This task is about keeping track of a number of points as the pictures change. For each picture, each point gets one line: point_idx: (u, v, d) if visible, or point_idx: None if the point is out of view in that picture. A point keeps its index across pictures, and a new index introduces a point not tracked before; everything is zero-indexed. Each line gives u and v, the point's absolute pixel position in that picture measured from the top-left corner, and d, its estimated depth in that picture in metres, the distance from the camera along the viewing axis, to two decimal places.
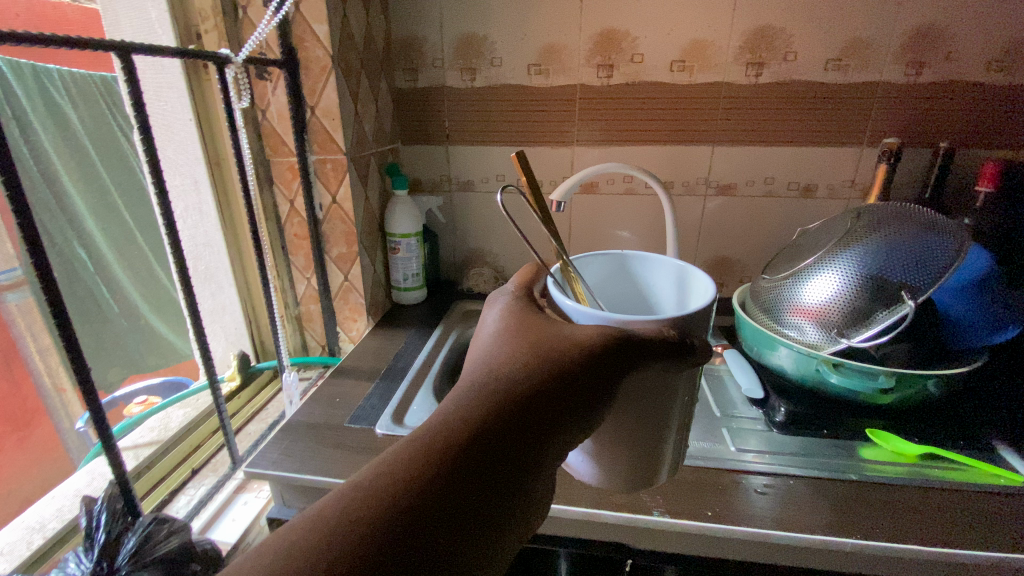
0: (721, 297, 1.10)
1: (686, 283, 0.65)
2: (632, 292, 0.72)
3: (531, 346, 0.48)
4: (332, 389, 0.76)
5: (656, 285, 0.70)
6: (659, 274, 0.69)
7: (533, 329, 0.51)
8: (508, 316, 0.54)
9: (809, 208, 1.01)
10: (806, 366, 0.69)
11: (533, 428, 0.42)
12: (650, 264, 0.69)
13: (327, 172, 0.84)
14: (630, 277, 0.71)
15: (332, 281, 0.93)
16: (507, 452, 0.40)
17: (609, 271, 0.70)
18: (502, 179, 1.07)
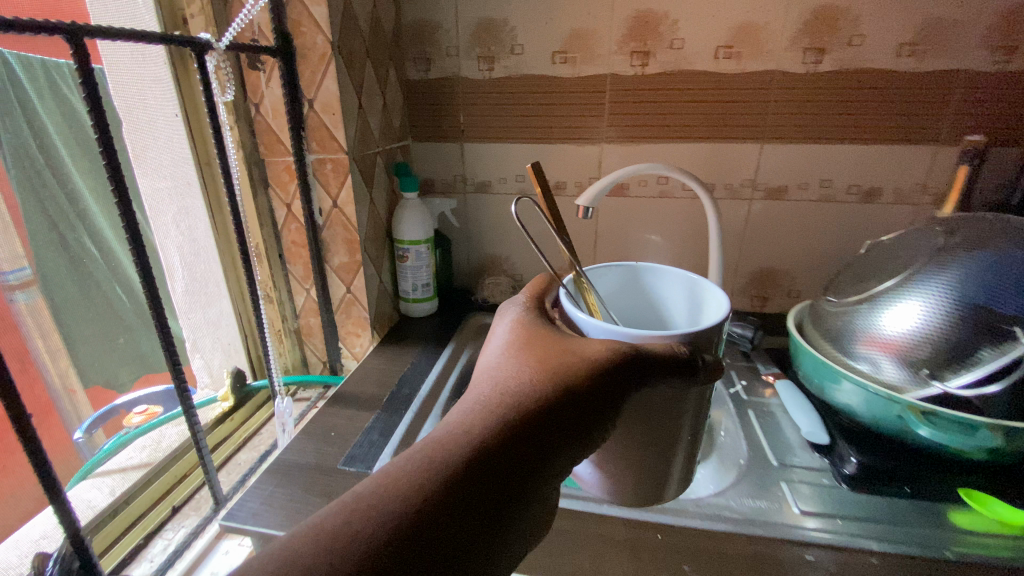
0: (764, 314, 0.98)
1: (698, 299, 0.60)
2: (643, 308, 0.66)
3: (541, 363, 0.47)
4: (327, 420, 0.67)
5: (669, 301, 0.64)
6: (672, 290, 0.63)
7: (542, 344, 0.50)
8: (520, 331, 0.52)
9: (872, 215, 0.89)
10: (885, 411, 0.59)
11: (538, 450, 0.41)
12: (667, 277, 0.63)
13: (327, 173, 0.76)
14: (643, 290, 0.65)
15: (333, 293, 0.84)
16: (510, 476, 0.38)
17: (623, 284, 0.64)
18: (522, 180, 0.97)
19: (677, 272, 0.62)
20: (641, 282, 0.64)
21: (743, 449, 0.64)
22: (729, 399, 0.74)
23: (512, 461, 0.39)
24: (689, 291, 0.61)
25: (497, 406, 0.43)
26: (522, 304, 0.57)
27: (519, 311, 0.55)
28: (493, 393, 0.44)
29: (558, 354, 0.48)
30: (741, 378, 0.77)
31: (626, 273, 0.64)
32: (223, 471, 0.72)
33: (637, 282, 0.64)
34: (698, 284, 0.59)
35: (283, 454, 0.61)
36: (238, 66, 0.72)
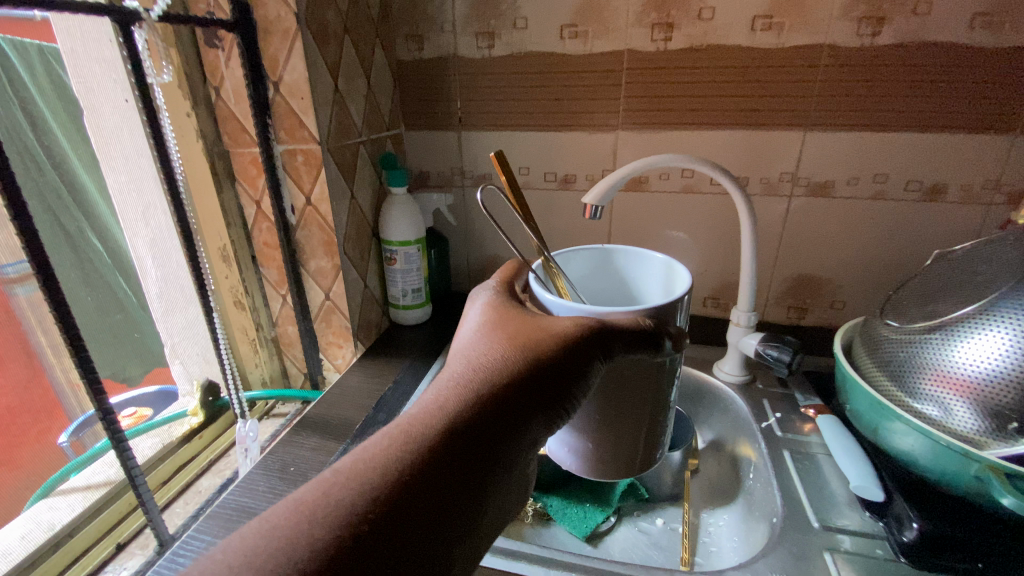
0: (801, 327, 0.86)
1: (669, 283, 0.53)
2: (617, 294, 0.59)
3: (512, 337, 0.44)
4: (289, 450, 0.59)
5: (645, 288, 0.57)
6: (645, 276, 0.56)
7: (513, 320, 0.47)
8: (496, 315, 0.48)
9: (937, 216, 0.75)
10: (958, 467, 0.47)
11: (508, 425, 0.40)
12: (641, 261, 0.56)
13: (298, 166, 0.67)
14: (618, 277, 0.58)
15: (311, 300, 0.76)
16: (481, 452, 0.38)
17: (595, 269, 0.57)
18: (526, 172, 0.86)
19: (651, 254, 0.55)
20: (614, 266, 0.57)
21: (778, 503, 0.54)
22: (759, 434, 0.63)
23: (482, 438, 0.38)
24: (663, 276, 0.54)
25: (467, 385, 0.41)
26: (495, 288, 0.52)
27: (490, 298, 0.51)
28: (464, 371, 0.42)
29: (535, 329, 0.45)
30: (774, 411, 0.66)
31: (596, 256, 0.57)
32: (180, 502, 0.66)
33: (609, 267, 0.57)
34: (669, 268, 0.52)
35: (232, 493, 0.53)
36: (195, 45, 0.64)
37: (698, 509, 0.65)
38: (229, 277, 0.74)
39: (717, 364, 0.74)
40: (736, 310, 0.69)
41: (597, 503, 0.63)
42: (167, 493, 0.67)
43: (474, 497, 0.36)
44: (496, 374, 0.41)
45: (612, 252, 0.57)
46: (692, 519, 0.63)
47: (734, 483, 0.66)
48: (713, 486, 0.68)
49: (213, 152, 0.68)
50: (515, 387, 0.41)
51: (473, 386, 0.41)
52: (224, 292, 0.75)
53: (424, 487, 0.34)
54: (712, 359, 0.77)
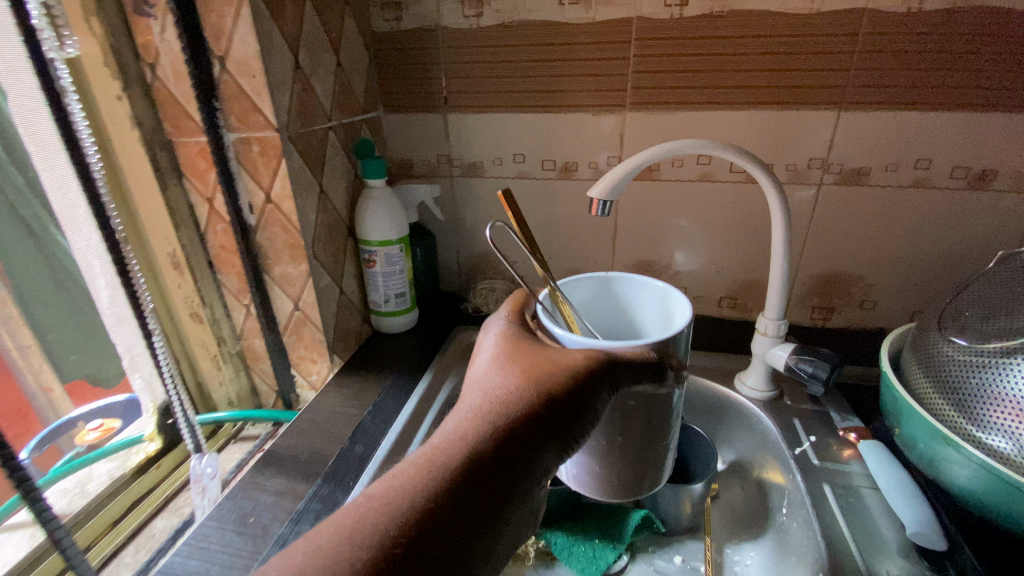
0: (827, 330, 0.77)
1: (672, 318, 0.44)
2: (615, 328, 0.50)
3: (523, 369, 0.39)
4: (248, 493, 0.51)
5: (648, 323, 0.48)
6: (649, 308, 0.48)
7: (523, 348, 0.42)
8: (507, 342, 0.43)
9: (989, 206, 0.66)
10: None
11: (515, 471, 0.36)
12: (644, 290, 0.47)
13: (254, 158, 0.58)
14: (618, 308, 0.50)
15: (279, 310, 0.67)
16: (485, 505, 0.34)
17: (592, 299, 0.49)
18: (521, 159, 0.76)
19: (656, 282, 0.46)
20: (614, 296, 0.49)
21: (819, 556, 0.46)
22: (794, 464, 0.55)
23: (486, 489, 0.35)
24: (667, 310, 0.45)
25: (470, 427, 0.37)
26: (508, 310, 0.47)
27: (504, 322, 0.45)
28: (475, 406, 0.38)
29: (545, 357, 0.39)
30: (808, 434, 0.58)
31: (593, 285, 0.48)
32: (130, 548, 0.58)
33: (608, 296, 0.49)
34: (675, 300, 0.44)
35: (175, 555, 0.45)
36: (123, 15, 0.54)
37: (720, 542, 0.57)
38: (181, 286, 0.65)
39: (740, 376, 0.66)
40: (763, 317, 0.61)
41: (606, 538, 0.55)
42: (115, 538, 0.59)
43: (478, 557, 0.33)
44: (504, 412, 0.37)
45: (611, 279, 0.48)
46: (714, 556, 0.55)
47: (761, 513, 0.58)
48: (736, 513, 0.60)
49: (153, 142, 0.59)
50: (522, 427, 0.37)
51: (477, 428, 0.36)
52: (178, 303, 0.66)
53: (424, 551, 0.31)
54: (732, 370, 0.70)
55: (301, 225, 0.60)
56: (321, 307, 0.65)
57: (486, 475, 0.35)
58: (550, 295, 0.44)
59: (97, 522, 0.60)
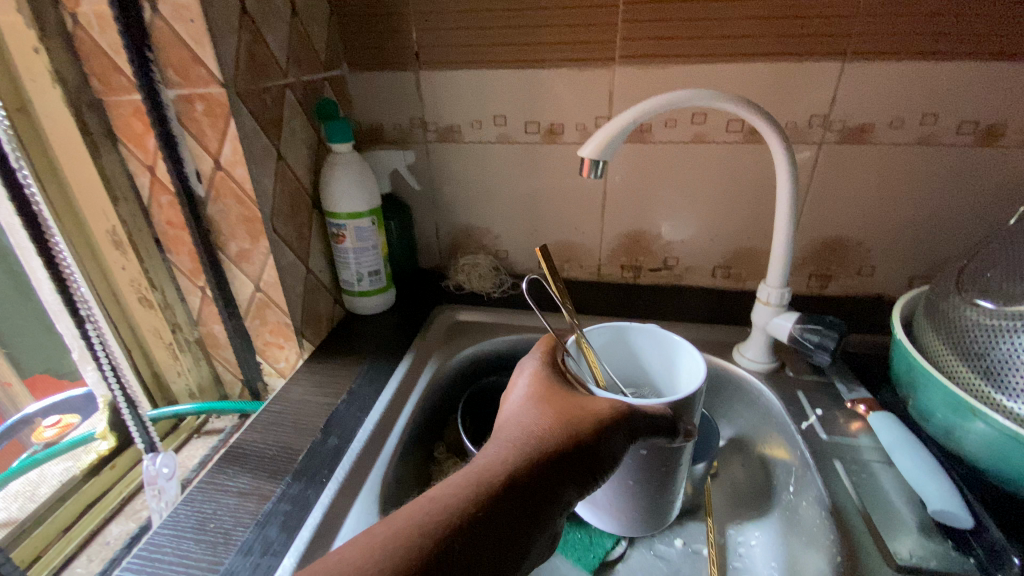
0: (825, 299, 0.74)
1: (684, 373, 0.46)
2: (628, 378, 0.51)
3: (549, 406, 0.37)
4: (207, 495, 0.45)
5: (662, 375, 0.49)
6: (662, 358, 0.49)
7: (551, 387, 0.39)
8: (534, 380, 0.41)
9: (994, 164, 0.62)
10: None
11: (538, 512, 0.32)
12: (660, 343, 0.48)
13: (198, 118, 0.51)
14: (630, 358, 0.50)
15: (238, 292, 0.61)
16: (508, 542, 0.31)
17: (608, 349, 0.49)
18: (502, 121, 0.70)
19: (669, 334, 0.48)
20: (628, 345, 0.50)
21: (834, 541, 0.43)
22: (802, 439, 0.51)
23: (509, 525, 0.31)
24: (680, 363, 0.47)
25: (490, 463, 0.33)
26: (541, 350, 0.44)
27: (538, 360, 0.42)
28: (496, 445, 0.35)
29: (573, 399, 0.38)
30: (814, 407, 0.55)
31: (606, 333, 0.49)
32: (82, 558, 0.53)
33: (621, 346, 0.50)
34: (687, 353, 0.46)
35: (124, 570, 0.39)
36: None
37: (723, 523, 0.54)
38: (125, 268, 0.59)
39: (738, 348, 0.62)
40: (765, 286, 0.56)
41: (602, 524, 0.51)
42: (65, 547, 0.54)
43: None
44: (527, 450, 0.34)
45: (625, 330, 0.49)
46: (716, 539, 0.53)
47: (763, 491, 0.55)
48: (738, 493, 0.57)
49: (79, 102, 0.51)
50: (547, 464, 0.34)
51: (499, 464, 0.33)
52: (124, 285, 0.60)
53: None
54: (730, 342, 0.66)
55: (258, 195, 0.54)
56: (285, 287, 0.59)
57: (509, 511, 0.31)
58: (575, 343, 0.45)
59: (46, 529, 0.54)
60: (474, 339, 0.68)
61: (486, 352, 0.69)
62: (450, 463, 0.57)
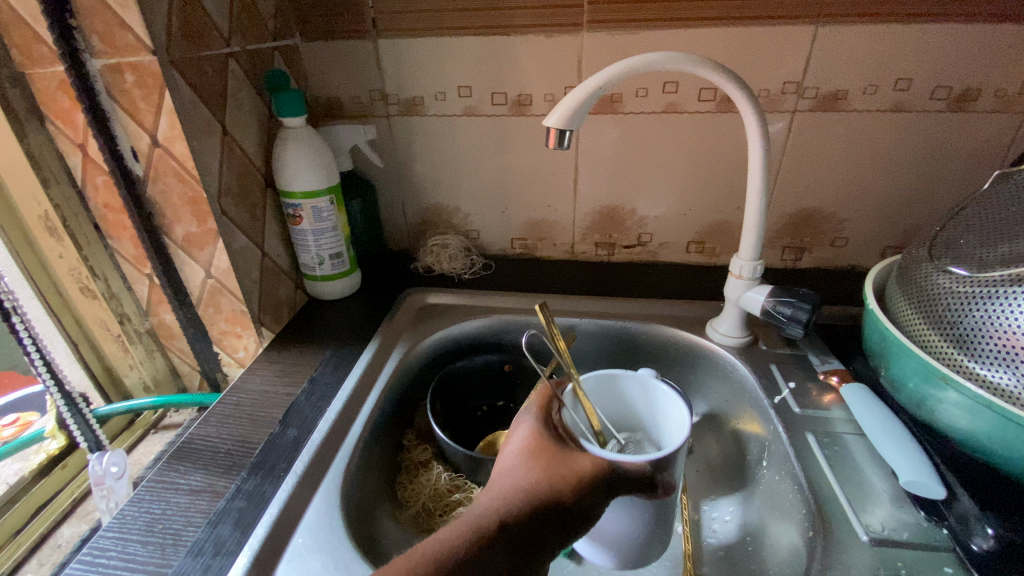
0: (798, 271, 0.74)
1: (675, 426, 0.45)
2: (619, 424, 0.49)
3: (533, 458, 0.38)
4: (155, 493, 0.43)
5: (656, 425, 0.47)
6: (654, 407, 0.47)
7: (537, 437, 0.40)
8: (525, 433, 0.41)
9: (965, 129, 0.62)
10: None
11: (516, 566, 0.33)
12: (655, 391, 0.47)
13: (130, 90, 0.47)
14: (622, 404, 0.48)
15: (188, 279, 0.57)
16: None
17: (602, 395, 0.48)
18: (467, 93, 0.67)
19: (664, 383, 0.46)
20: (621, 393, 0.48)
21: (811, 513, 0.42)
22: (774, 414, 0.51)
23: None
24: (672, 415, 0.45)
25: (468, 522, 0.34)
26: (536, 405, 0.43)
27: (534, 416, 0.42)
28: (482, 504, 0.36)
29: (558, 454, 0.38)
30: (787, 380, 0.54)
31: (599, 381, 0.47)
32: (34, 562, 0.51)
33: (615, 393, 0.48)
34: (679, 406, 0.44)
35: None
36: None
37: (698, 499, 0.55)
38: (63, 256, 0.55)
39: (711, 323, 0.61)
40: (738, 259, 0.55)
41: None
42: (14, 552, 0.51)
43: None
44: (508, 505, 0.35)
45: (619, 377, 0.47)
46: (691, 515, 0.53)
47: (736, 466, 0.55)
48: (710, 467, 0.57)
49: None
50: (525, 520, 0.35)
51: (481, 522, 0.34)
52: (63, 275, 0.56)
53: None
54: (704, 317, 0.65)
55: (202, 174, 0.50)
56: (238, 273, 0.56)
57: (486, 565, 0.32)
58: (571, 392, 0.44)
59: None
60: (443, 323, 0.66)
61: (455, 336, 0.66)
62: (419, 450, 0.56)
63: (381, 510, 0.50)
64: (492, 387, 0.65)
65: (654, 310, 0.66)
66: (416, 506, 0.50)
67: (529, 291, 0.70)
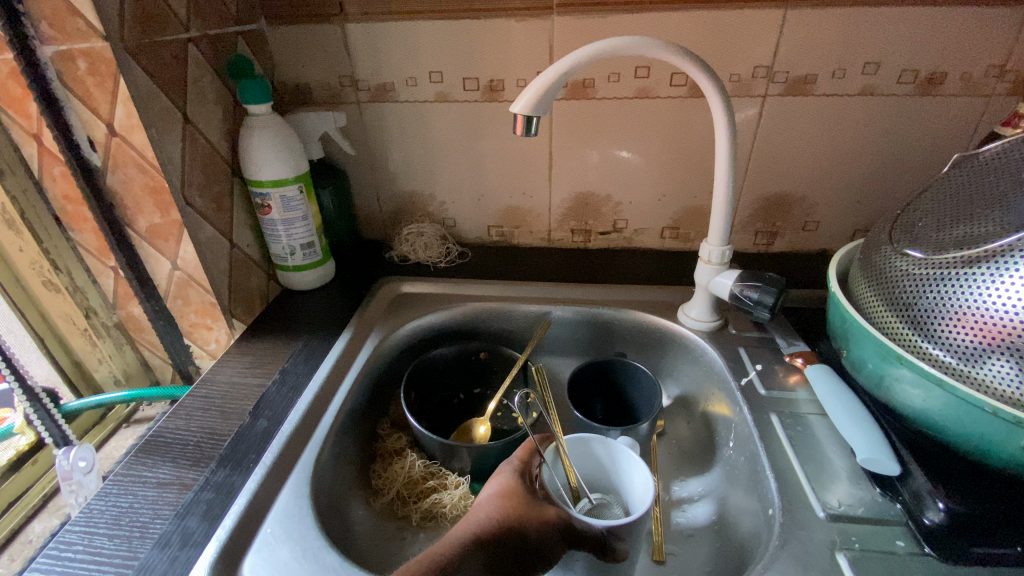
0: (772, 254, 0.74)
1: (640, 494, 0.42)
2: (592, 483, 0.46)
3: (503, 497, 0.39)
4: (120, 487, 0.42)
5: (627, 488, 0.44)
6: (629, 477, 0.44)
7: (512, 484, 0.41)
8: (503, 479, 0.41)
9: (932, 113, 0.62)
10: (977, 421, 0.37)
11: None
12: (624, 458, 0.44)
13: (83, 78, 0.45)
14: (596, 463, 0.46)
15: (155, 271, 0.56)
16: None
17: (582, 459, 0.46)
18: (438, 78, 0.66)
19: (634, 453, 0.44)
20: (594, 457, 0.45)
21: (772, 491, 0.43)
22: (741, 396, 0.52)
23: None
24: (638, 480, 0.43)
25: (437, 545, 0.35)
26: (518, 459, 0.43)
27: (515, 467, 0.43)
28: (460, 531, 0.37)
29: (530, 502, 0.39)
30: (754, 362, 0.55)
31: (577, 444, 0.45)
32: (3, 557, 0.51)
33: (588, 455, 0.45)
34: (646, 478, 0.42)
35: (29, 572, 0.36)
36: None
37: (668, 480, 0.55)
38: (22, 249, 0.54)
39: (683, 308, 0.62)
40: (707, 244, 0.55)
41: None
42: None
43: None
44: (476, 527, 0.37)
45: (593, 441, 0.45)
46: (662, 496, 0.54)
47: (706, 447, 0.56)
48: (682, 449, 0.58)
49: None
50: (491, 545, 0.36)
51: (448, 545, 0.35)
52: (25, 268, 0.55)
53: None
54: (677, 301, 0.65)
55: (162, 164, 0.49)
56: (205, 265, 0.55)
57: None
58: (554, 450, 0.44)
59: None
60: (418, 312, 0.66)
61: (431, 324, 0.66)
62: (394, 439, 0.56)
63: (354, 499, 0.50)
64: (466, 375, 0.64)
65: (628, 296, 0.66)
66: (389, 494, 0.51)
67: (505, 278, 0.71)
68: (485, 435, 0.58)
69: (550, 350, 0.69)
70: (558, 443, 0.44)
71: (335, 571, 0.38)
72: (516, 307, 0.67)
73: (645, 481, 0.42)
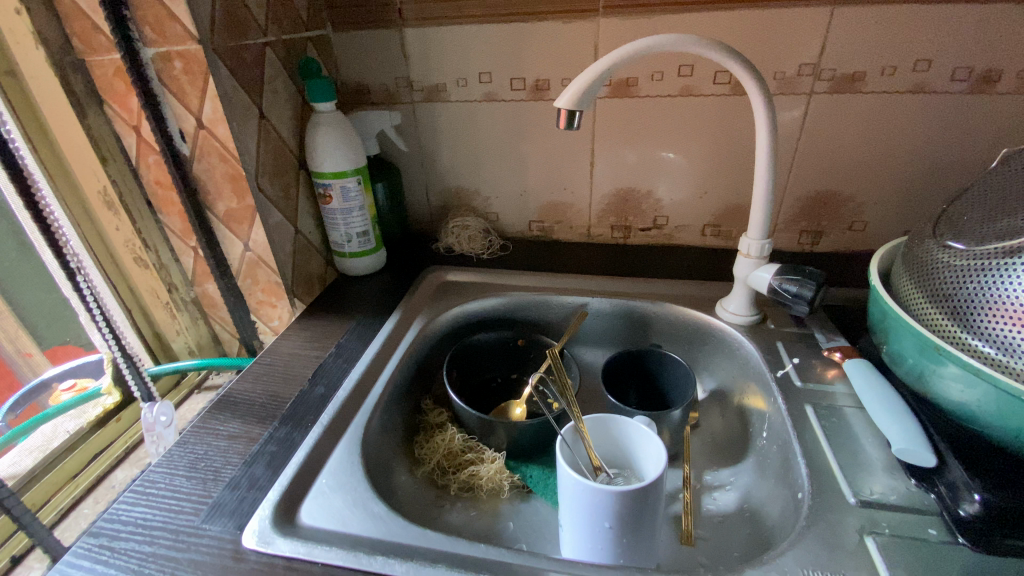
0: (817, 256, 0.74)
1: (654, 466, 0.44)
2: (612, 460, 0.48)
3: None
4: (195, 437, 0.47)
5: (642, 461, 0.46)
6: (646, 456, 0.45)
7: None
8: None
9: (988, 112, 0.61)
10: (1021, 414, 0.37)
11: None
12: (640, 435, 0.46)
13: (177, 76, 0.52)
14: (612, 439, 0.48)
15: (229, 251, 0.63)
16: None
17: (600, 438, 0.48)
18: (487, 79, 0.70)
19: (649, 429, 0.45)
20: (613, 436, 0.47)
21: (802, 476, 0.43)
22: (776, 387, 0.52)
23: None
24: (653, 453, 0.44)
25: None
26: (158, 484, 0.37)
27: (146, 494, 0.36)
28: None
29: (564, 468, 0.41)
30: (791, 356, 0.56)
31: (596, 425, 0.47)
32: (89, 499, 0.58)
33: (608, 434, 0.48)
34: (659, 448, 0.44)
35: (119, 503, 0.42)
36: None
37: (699, 469, 0.56)
38: (119, 228, 0.61)
39: (721, 303, 0.63)
40: (746, 238, 0.56)
41: None
42: (72, 491, 0.58)
43: None
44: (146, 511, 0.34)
45: (611, 419, 0.47)
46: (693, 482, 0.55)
47: (738, 439, 0.57)
48: (716, 441, 0.59)
49: (62, 63, 0.52)
50: None
51: None
52: (119, 246, 0.63)
53: None
54: (715, 296, 0.66)
55: (240, 154, 0.55)
56: (273, 247, 0.61)
57: None
58: (574, 429, 0.46)
59: (56, 476, 0.57)
60: (461, 298, 0.69)
61: (474, 311, 0.69)
62: (436, 414, 0.59)
63: (399, 465, 0.54)
64: (505, 361, 0.67)
65: (665, 290, 0.68)
66: (430, 463, 0.54)
67: (545, 270, 0.73)
68: (520, 416, 0.62)
69: (587, 340, 0.71)
70: (576, 424, 0.46)
71: (381, 519, 0.41)
72: (555, 297, 0.69)
73: (657, 453, 0.43)
